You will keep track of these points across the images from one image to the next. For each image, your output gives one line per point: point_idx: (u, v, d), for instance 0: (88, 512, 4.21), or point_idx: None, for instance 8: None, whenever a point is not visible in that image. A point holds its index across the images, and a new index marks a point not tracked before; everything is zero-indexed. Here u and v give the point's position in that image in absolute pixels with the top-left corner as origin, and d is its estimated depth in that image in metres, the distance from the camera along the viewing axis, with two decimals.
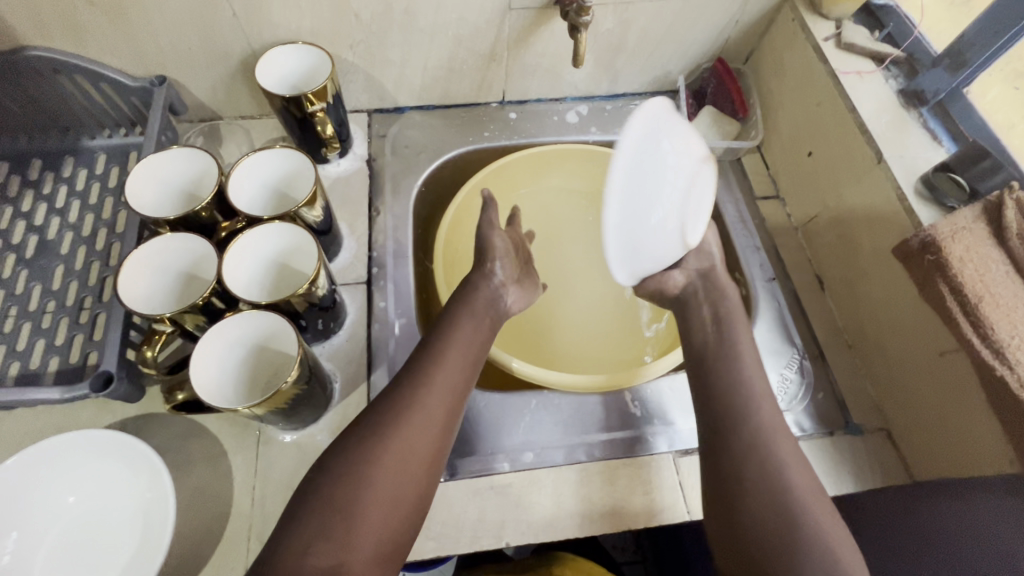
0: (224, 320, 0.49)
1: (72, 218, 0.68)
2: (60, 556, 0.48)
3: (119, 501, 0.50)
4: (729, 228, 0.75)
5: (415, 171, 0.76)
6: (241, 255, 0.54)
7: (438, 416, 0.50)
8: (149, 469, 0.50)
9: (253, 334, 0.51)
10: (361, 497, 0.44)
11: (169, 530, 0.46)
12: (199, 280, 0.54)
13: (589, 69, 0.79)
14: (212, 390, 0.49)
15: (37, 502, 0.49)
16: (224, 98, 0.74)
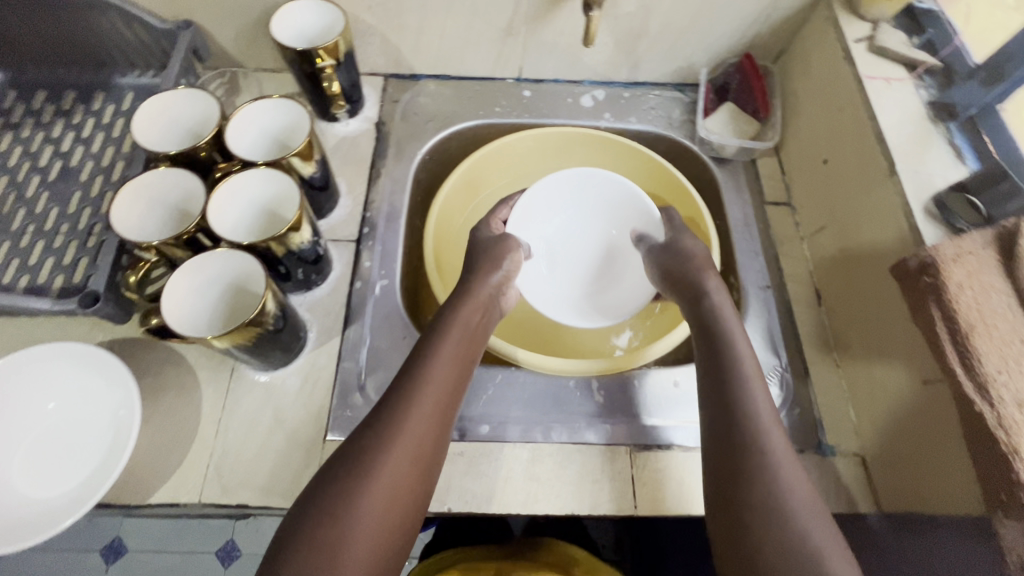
0: (204, 254, 0.52)
1: (95, 148, 0.73)
2: (34, 454, 0.52)
3: (93, 414, 0.53)
4: (732, 230, 0.73)
5: (420, 139, 0.76)
6: (231, 196, 0.57)
7: (430, 430, 0.48)
8: (123, 388, 0.53)
9: (231, 273, 0.54)
10: (355, 526, 0.42)
11: (130, 445, 0.49)
12: (189, 215, 0.57)
13: (608, 52, 0.77)
14: (184, 318, 0.52)
15: (21, 402, 0.53)
16: (246, 48, 0.76)
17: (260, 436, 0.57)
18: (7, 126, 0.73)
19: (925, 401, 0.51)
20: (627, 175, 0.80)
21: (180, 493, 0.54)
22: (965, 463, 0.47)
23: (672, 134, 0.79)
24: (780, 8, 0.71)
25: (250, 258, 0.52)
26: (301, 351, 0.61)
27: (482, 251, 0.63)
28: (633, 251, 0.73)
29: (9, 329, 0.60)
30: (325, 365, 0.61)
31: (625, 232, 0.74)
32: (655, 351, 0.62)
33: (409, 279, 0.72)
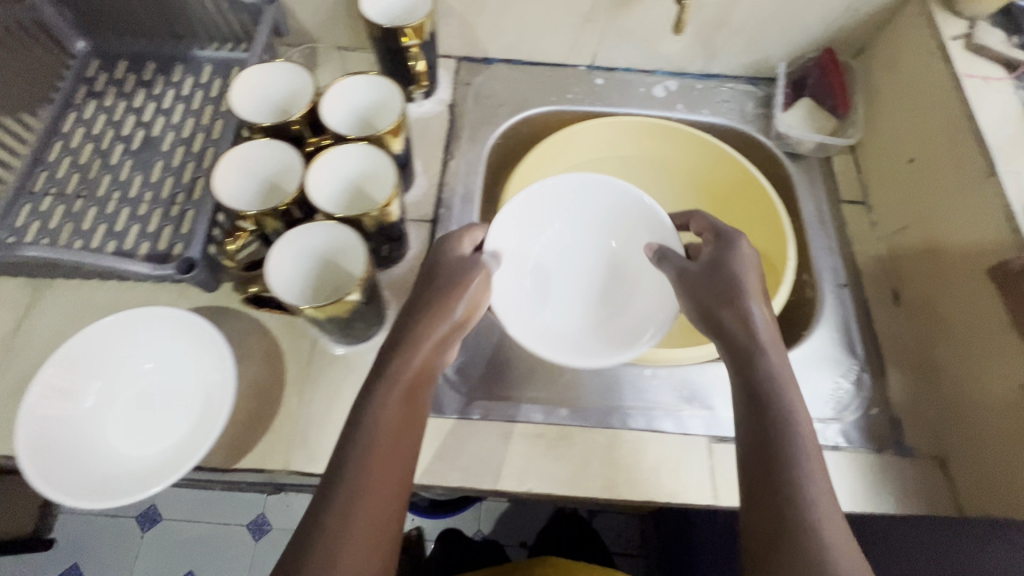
0: (309, 226, 0.53)
1: (176, 119, 0.74)
2: (131, 411, 0.53)
3: (188, 377, 0.54)
4: (806, 226, 0.72)
5: (494, 123, 0.76)
6: (325, 169, 0.57)
7: (390, 490, 0.42)
8: (218, 354, 0.53)
9: (330, 245, 0.54)
10: None
11: (228, 410, 0.50)
12: (282, 187, 0.57)
13: (686, 42, 0.76)
14: (285, 283, 0.53)
15: (122, 360, 0.54)
16: (324, 26, 0.77)
17: (342, 409, 0.57)
18: (90, 94, 0.75)
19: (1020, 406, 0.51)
20: (695, 167, 0.79)
21: (267, 459, 0.55)
22: None
23: (745, 128, 0.78)
24: (869, 3, 0.69)
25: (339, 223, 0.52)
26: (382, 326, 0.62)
27: (432, 288, 0.51)
28: (635, 266, 0.68)
29: (98, 292, 0.62)
30: None
31: (626, 243, 0.69)
32: (715, 347, 0.60)
33: None
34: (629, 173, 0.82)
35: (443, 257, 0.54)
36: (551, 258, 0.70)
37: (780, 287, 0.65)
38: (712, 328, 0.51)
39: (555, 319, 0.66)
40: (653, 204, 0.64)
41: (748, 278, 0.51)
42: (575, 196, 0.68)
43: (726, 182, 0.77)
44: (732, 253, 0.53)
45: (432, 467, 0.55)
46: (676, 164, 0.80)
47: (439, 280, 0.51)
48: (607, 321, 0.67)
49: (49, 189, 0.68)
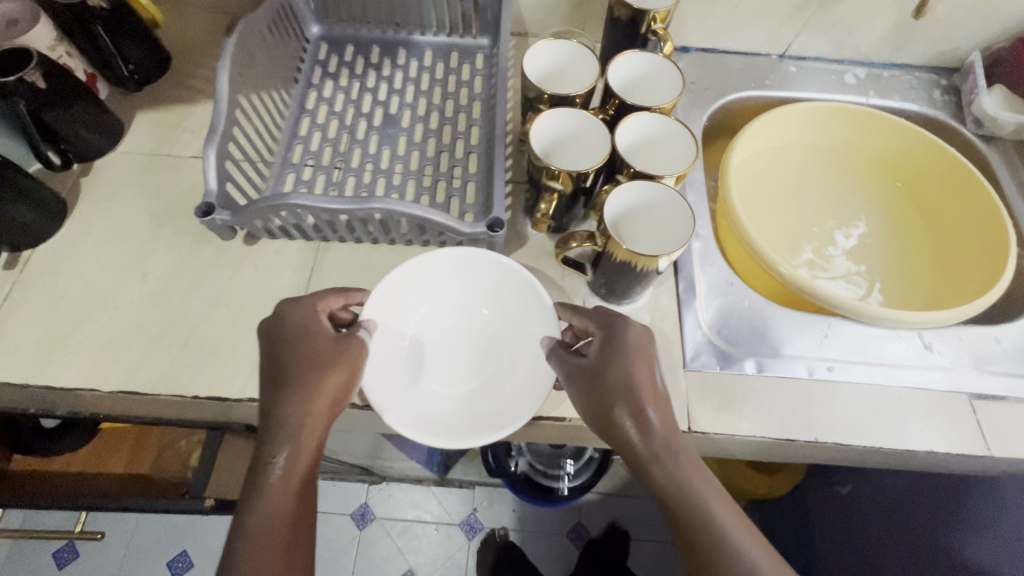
0: (623, 184, 0.57)
1: (409, 99, 0.78)
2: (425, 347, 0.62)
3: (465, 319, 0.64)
4: (1012, 204, 0.76)
5: (703, 106, 0.81)
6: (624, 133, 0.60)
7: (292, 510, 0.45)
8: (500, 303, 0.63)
9: (636, 202, 0.58)
10: None
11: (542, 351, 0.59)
12: (580, 149, 0.62)
13: (884, 33, 0.81)
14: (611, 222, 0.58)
15: (415, 306, 0.62)
16: (542, 15, 0.81)
17: None
18: (326, 75, 0.79)
19: None
20: (883, 148, 0.83)
21: None
22: None
23: (935, 114, 0.83)
24: None
25: (650, 180, 0.56)
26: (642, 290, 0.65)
27: (311, 350, 0.50)
28: (471, 327, 0.64)
29: (374, 254, 0.65)
30: (668, 303, 0.64)
31: (496, 311, 0.64)
32: None
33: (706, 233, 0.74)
34: (815, 155, 0.86)
35: (293, 323, 0.51)
36: (444, 325, 0.64)
37: (1008, 256, 0.69)
38: (608, 435, 0.49)
39: (446, 383, 0.60)
40: (536, 285, 0.59)
41: (627, 365, 0.50)
42: (452, 268, 0.62)
43: (921, 163, 0.80)
44: (612, 350, 0.51)
45: (722, 418, 0.58)
46: (868, 147, 0.84)
47: (299, 349, 0.50)
48: (479, 388, 0.60)
49: (308, 161, 0.72)
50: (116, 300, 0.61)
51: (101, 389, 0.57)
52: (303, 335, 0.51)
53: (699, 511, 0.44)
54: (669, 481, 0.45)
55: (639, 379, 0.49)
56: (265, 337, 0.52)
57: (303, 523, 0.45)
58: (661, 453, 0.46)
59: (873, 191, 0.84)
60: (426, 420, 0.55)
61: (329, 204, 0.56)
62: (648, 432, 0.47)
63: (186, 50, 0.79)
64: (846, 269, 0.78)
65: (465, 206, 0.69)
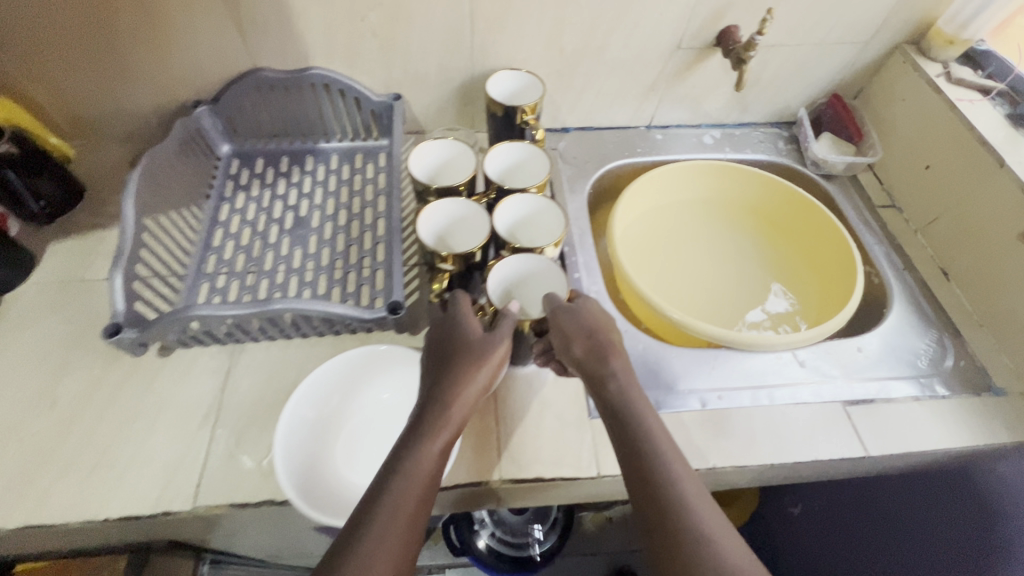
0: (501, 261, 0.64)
1: (319, 200, 0.85)
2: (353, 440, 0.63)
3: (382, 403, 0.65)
4: (856, 229, 0.88)
5: (585, 177, 0.91)
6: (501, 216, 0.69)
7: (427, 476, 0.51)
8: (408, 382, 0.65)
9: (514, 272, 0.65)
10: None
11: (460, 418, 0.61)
12: (461, 231, 0.69)
13: (726, 99, 0.95)
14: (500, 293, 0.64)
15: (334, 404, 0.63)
16: (435, 114, 0.91)
17: (534, 420, 0.65)
18: (238, 187, 0.85)
19: None
20: (749, 195, 0.95)
21: (483, 473, 0.61)
22: None
23: (783, 160, 0.96)
24: (862, 57, 0.90)
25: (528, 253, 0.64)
26: None
27: (471, 342, 0.57)
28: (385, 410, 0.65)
29: (288, 349, 0.69)
30: None
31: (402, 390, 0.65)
32: (527, 452, 0.62)
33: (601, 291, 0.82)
34: (699, 209, 0.97)
35: (467, 331, 0.58)
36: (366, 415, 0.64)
37: (855, 275, 0.80)
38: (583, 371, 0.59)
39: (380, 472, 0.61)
40: None
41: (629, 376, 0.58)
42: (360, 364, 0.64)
43: (779, 203, 0.93)
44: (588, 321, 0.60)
45: None
46: (738, 194, 0.95)
47: (468, 334, 0.58)
48: None
49: (222, 269, 0.76)
50: (25, 431, 0.61)
51: (5, 527, 0.55)
52: (454, 336, 0.58)
53: (662, 472, 0.51)
54: (621, 394, 0.56)
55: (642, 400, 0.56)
56: (437, 343, 0.59)
57: (420, 517, 0.49)
58: (619, 375, 0.58)
59: (747, 233, 0.96)
60: (334, 501, 0.57)
61: (231, 311, 0.60)
62: (645, 428, 0.54)
63: (100, 179, 0.84)
64: (731, 312, 0.88)
65: (375, 292, 0.74)
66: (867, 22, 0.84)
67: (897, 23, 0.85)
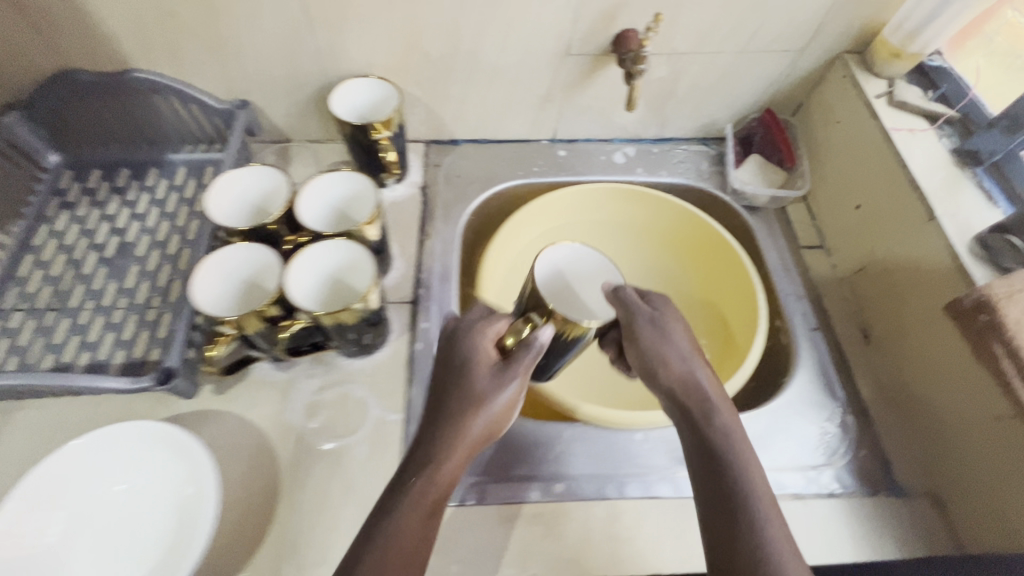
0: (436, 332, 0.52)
1: (150, 223, 0.74)
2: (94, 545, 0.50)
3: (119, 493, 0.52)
4: (773, 274, 0.75)
5: (465, 201, 0.79)
6: (303, 266, 0.57)
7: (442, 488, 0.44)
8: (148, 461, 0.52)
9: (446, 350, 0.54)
10: None
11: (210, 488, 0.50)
12: (259, 284, 0.58)
13: (639, 112, 0.81)
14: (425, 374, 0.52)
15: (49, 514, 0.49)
16: (295, 122, 0.79)
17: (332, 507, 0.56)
18: (62, 205, 0.75)
19: (1000, 436, 0.52)
20: (661, 226, 0.83)
21: None
22: None
23: (703, 185, 0.83)
24: (797, 68, 0.76)
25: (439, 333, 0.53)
26: (366, 414, 0.61)
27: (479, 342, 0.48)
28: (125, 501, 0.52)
29: (68, 409, 0.60)
30: (391, 430, 0.61)
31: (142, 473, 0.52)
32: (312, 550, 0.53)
33: None
34: (611, 238, 0.85)
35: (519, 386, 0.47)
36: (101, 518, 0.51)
37: (755, 337, 0.68)
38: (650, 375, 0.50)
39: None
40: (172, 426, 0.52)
41: (699, 370, 0.50)
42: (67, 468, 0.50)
43: (692, 237, 0.80)
44: (665, 322, 0.51)
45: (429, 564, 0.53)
46: (648, 222, 0.83)
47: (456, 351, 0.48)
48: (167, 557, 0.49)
49: (19, 305, 0.67)
50: None
51: None
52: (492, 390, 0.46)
53: (734, 471, 0.44)
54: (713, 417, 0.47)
55: (718, 407, 0.48)
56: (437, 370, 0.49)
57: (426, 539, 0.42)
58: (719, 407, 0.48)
59: (656, 268, 0.84)
60: None
61: None
62: (720, 424, 0.47)
63: None
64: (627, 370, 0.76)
65: (160, 342, 0.65)
66: (799, 27, 0.69)
67: (837, 28, 0.70)
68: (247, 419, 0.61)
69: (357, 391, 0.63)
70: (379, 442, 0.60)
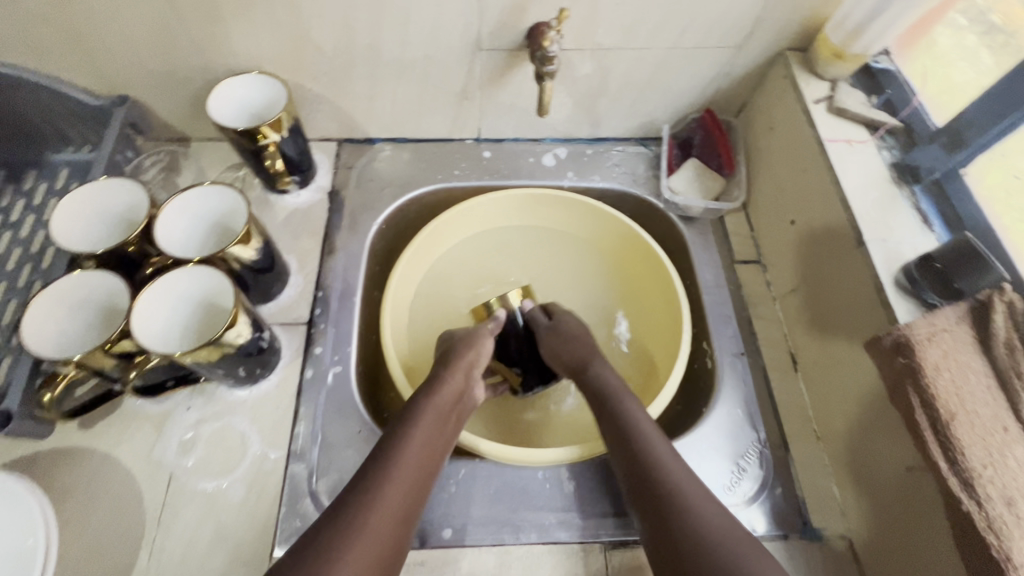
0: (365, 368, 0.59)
1: (24, 233, 0.66)
2: None
3: None
4: (703, 292, 0.70)
5: (377, 208, 0.73)
6: (161, 296, 0.52)
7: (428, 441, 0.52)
8: None
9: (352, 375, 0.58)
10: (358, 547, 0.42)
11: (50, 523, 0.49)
12: (110, 319, 0.52)
13: (569, 110, 0.74)
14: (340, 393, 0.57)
15: None
16: (187, 119, 0.72)
17: (199, 556, 0.52)
18: None
19: (912, 488, 0.48)
20: (592, 235, 0.77)
21: None
22: (951, 550, 0.45)
23: (637, 191, 0.77)
24: (737, 65, 0.69)
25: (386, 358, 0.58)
26: (245, 451, 0.56)
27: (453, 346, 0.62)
28: None
29: None
30: (272, 469, 0.56)
31: None
32: None
33: (366, 359, 0.67)
34: (540, 243, 0.79)
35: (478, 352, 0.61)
36: None
37: (676, 363, 0.63)
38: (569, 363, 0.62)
39: None
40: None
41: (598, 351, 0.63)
42: None
43: (624, 248, 0.75)
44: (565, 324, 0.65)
45: None
46: (577, 231, 0.77)
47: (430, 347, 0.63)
48: None
49: None
50: None
51: None
52: (471, 350, 0.61)
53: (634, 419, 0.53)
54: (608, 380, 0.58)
55: (605, 366, 0.61)
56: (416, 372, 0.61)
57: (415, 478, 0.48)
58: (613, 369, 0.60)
59: (588, 280, 0.79)
60: None
61: None
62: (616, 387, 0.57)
63: None
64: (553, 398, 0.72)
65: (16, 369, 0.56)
66: (735, 22, 0.62)
67: (777, 22, 0.63)
68: (113, 458, 0.55)
69: (238, 424, 0.58)
70: (255, 481, 0.55)
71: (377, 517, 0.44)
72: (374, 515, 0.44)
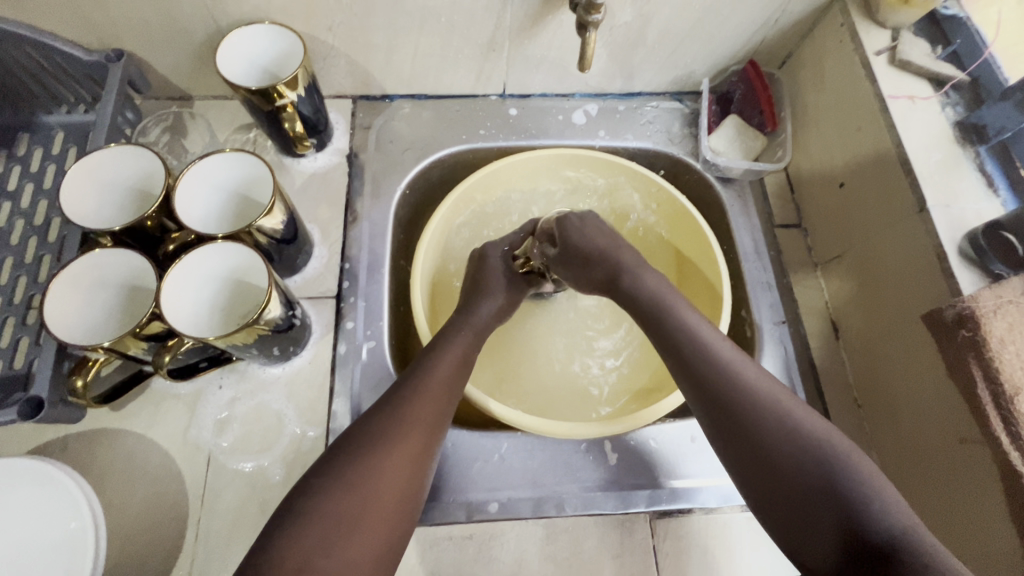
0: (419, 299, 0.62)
1: (25, 203, 0.60)
2: None
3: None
4: (741, 257, 0.67)
5: (399, 171, 0.69)
6: (188, 275, 0.49)
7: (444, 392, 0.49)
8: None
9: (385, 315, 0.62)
10: (366, 481, 0.41)
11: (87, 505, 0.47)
12: (133, 305, 0.50)
13: (604, 64, 0.69)
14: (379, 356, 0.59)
15: None
16: (192, 75, 0.66)
17: (245, 534, 0.52)
18: None
19: (958, 459, 0.49)
20: (624, 198, 0.73)
21: None
22: (1004, 520, 0.45)
23: (673, 151, 0.72)
24: (789, 12, 0.63)
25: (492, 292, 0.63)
26: (282, 430, 0.55)
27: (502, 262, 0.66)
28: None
29: None
30: (311, 448, 0.55)
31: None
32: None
33: (398, 331, 0.66)
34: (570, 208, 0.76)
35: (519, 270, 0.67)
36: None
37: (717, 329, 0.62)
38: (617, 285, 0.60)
39: None
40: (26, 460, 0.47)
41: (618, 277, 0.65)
42: None
43: (659, 212, 0.71)
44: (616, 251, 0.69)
45: None
46: (608, 196, 0.74)
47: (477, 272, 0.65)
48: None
49: None
50: None
51: None
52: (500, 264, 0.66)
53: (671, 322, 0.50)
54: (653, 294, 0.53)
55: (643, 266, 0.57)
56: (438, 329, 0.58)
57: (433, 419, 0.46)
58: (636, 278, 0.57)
59: None
60: None
61: None
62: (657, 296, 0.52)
63: None
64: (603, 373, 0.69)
65: (36, 350, 0.53)
66: None
67: None
68: (149, 439, 0.54)
69: (272, 402, 0.56)
70: (294, 462, 0.54)
71: (391, 460, 0.43)
72: (393, 454, 0.43)
